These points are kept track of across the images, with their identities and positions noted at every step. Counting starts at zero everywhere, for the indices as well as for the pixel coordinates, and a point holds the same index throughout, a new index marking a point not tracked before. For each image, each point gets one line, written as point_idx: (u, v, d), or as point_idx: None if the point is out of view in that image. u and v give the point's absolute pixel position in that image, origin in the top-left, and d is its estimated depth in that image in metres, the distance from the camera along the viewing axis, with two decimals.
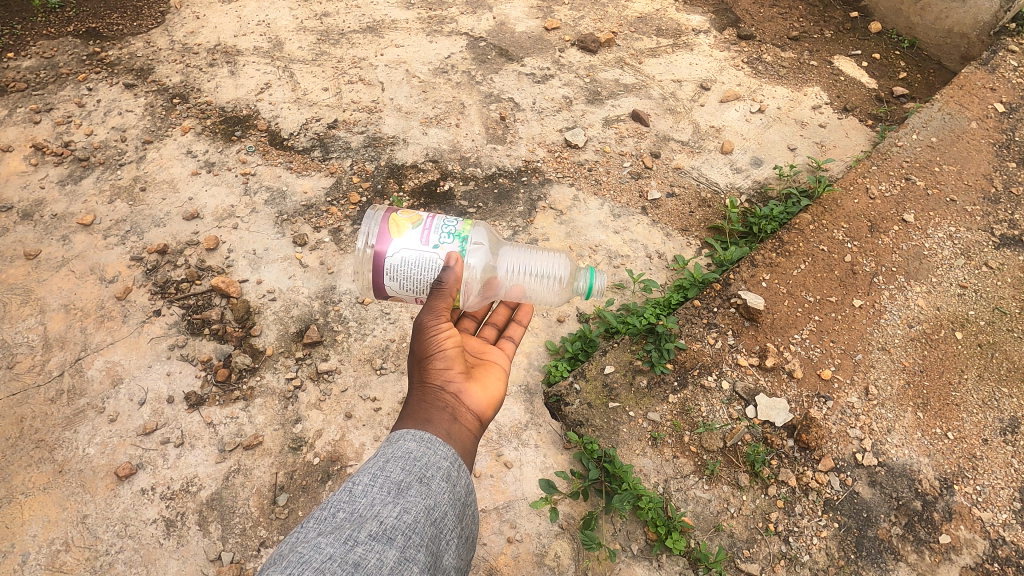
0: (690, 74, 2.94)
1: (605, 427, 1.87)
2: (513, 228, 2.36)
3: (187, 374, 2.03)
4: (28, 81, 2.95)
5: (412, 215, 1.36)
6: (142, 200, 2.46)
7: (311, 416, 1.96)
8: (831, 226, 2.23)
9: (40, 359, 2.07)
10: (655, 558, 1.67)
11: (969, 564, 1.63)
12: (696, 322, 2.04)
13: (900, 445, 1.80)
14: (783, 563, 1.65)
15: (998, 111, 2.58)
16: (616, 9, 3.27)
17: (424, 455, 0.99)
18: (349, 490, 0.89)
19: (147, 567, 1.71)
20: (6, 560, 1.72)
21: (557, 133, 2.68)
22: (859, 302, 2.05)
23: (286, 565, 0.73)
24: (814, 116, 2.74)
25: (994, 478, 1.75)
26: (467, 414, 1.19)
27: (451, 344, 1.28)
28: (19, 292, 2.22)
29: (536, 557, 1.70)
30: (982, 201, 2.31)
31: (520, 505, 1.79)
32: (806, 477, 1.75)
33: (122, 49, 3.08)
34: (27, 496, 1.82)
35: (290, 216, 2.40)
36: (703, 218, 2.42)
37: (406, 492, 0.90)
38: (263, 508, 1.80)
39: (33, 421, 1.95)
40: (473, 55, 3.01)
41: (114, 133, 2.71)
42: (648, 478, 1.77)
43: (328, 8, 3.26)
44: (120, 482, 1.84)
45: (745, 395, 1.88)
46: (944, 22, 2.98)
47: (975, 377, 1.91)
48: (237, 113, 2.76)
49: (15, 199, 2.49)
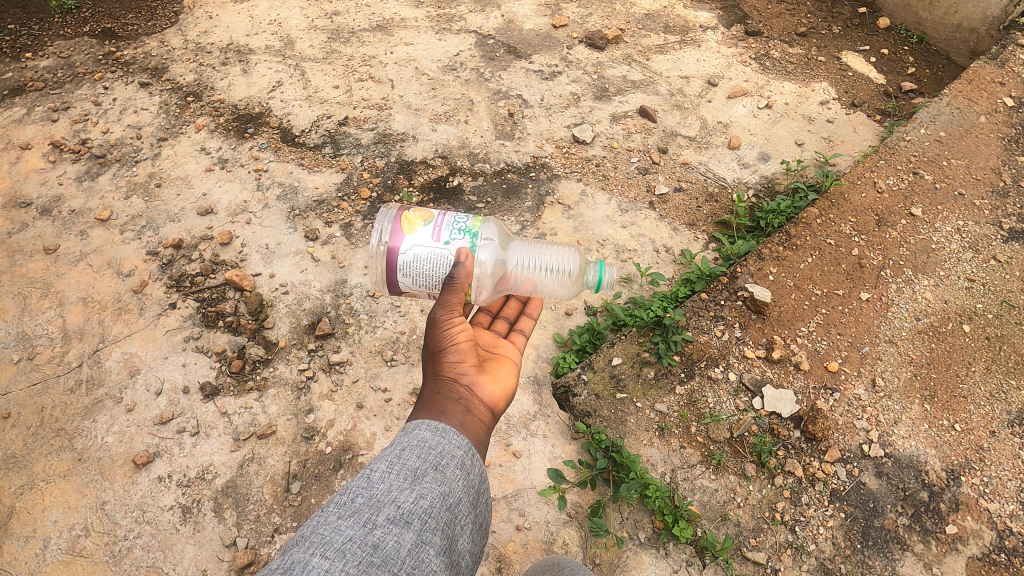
0: (698, 70, 2.95)
1: (613, 418, 1.90)
2: (521, 223, 2.39)
3: (203, 365, 2.07)
4: (45, 80, 3.00)
5: (423, 213, 1.39)
6: (157, 196, 2.51)
7: (323, 406, 2.00)
8: (839, 220, 2.24)
9: (60, 350, 2.12)
10: (661, 547, 1.69)
11: (975, 554, 1.64)
12: (703, 315, 2.06)
13: (906, 437, 1.80)
14: (789, 552, 1.67)
15: (1007, 105, 2.57)
16: (624, 6, 3.29)
17: (439, 444, 1.01)
18: (367, 475, 0.91)
19: (164, 552, 1.75)
20: (29, 545, 1.77)
21: (565, 129, 2.71)
22: (866, 295, 2.06)
23: (308, 546, 0.76)
24: (822, 112, 2.75)
25: (1001, 470, 1.75)
26: (480, 406, 1.21)
27: (463, 338, 1.30)
28: (39, 286, 2.27)
29: (544, 545, 1.73)
30: (991, 195, 2.31)
31: (529, 494, 1.82)
32: (812, 468, 1.77)
33: (137, 48, 3.14)
34: (48, 483, 1.86)
35: (302, 211, 2.44)
36: (710, 212, 2.43)
37: (423, 479, 0.92)
38: (276, 496, 1.84)
39: (53, 411, 2.00)
40: (482, 52, 3.04)
41: (130, 131, 2.76)
42: (655, 468, 1.80)
43: (338, 7, 3.30)
44: (138, 470, 1.88)
45: (752, 387, 1.90)
46: (953, 17, 2.99)
47: (983, 370, 1.91)
48: (249, 111, 2.81)
49: (34, 196, 2.54)
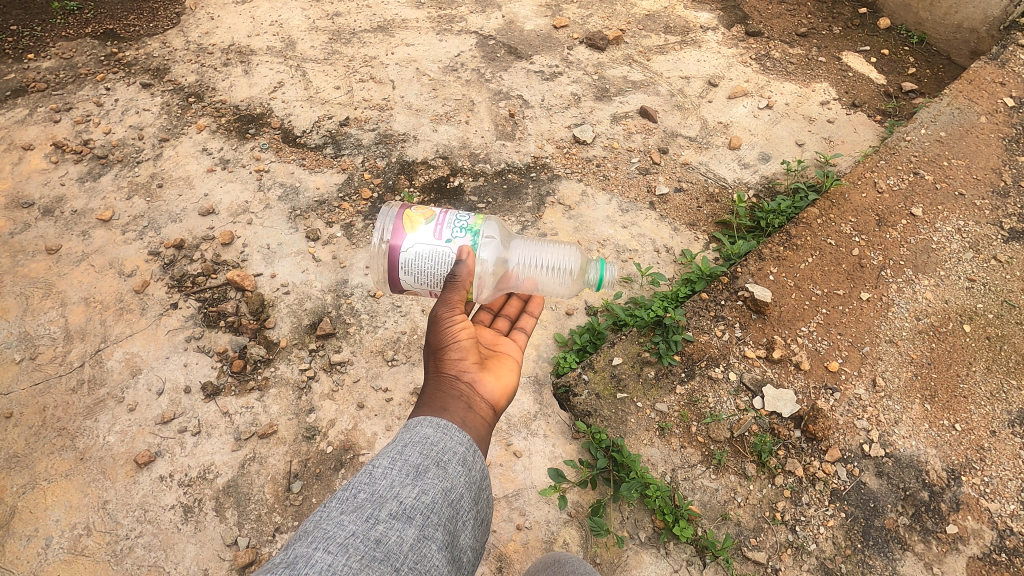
0: (698, 71, 2.95)
1: (613, 417, 1.90)
2: (522, 223, 2.40)
3: (204, 364, 2.08)
4: (48, 81, 3.02)
5: (425, 212, 1.40)
6: (159, 197, 2.52)
7: (324, 406, 2.00)
8: (839, 220, 2.25)
9: (62, 350, 2.13)
10: (662, 546, 1.69)
11: (976, 554, 1.64)
12: (704, 314, 2.06)
13: (906, 436, 1.80)
14: (790, 552, 1.67)
15: (1008, 105, 2.57)
16: (625, 7, 3.30)
17: (441, 440, 1.01)
18: (369, 472, 0.92)
19: (166, 552, 1.76)
20: (30, 544, 1.77)
21: (566, 129, 2.71)
22: (866, 295, 2.06)
23: (311, 540, 0.77)
24: (822, 112, 2.75)
25: (1002, 470, 1.75)
26: (482, 403, 1.22)
27: (465, 335, 1.30)
28: (41, 286, 2.28)
29: (545, 544, 1.73)
30: (991, 194, 2.31)
31: (530, 493, 1.82)
32: (813, 468, 1.77)
33: (139, 49, 3.15)
34: (50, 482, 1.87)
35: (303, 211, 2.44)
36: (711, 212, 2.44)
37: (425, 475, 0.93)
38: (277, 495, 1.84)
39: (55, 410, 2.00)
40: (482, 53, 3.04)
41: (132, 132, 2.77)
42: (656, 468, 1.80)
43: (340, 8, 3.31)
44: (140, 469, 1.89)
45: (753, 387, 1.90)
46: (953, 17, 2.99)
47: (983, 370, 1.91)
48: (250, 111, 2.82)
49: (36, 196, 2.55)
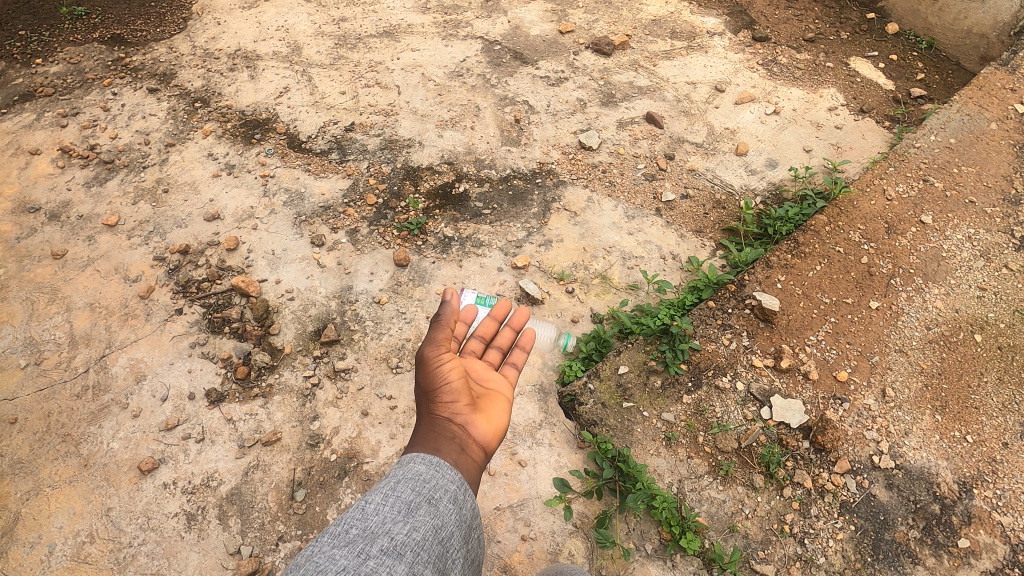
0: (705, 76, 2.94)
1: (619, 427, 1.88)
2: (527, 229, 2.38)
3: (208, 370, 2.08)
4: (55, 85, 3.03)
5: None
6: (165, 202, 2.52)
7: (328, 413, 1.99)
8: (848, 227, 2.22)
9: (66, 355, 2.13)
10: (669, 558, 1.67)
11: (989, 568, 1.61)
12: (711, 323, 2.05)
13: (917, 448, 1.78)
14: (798, 565, 1.65)
15: (1018, 111, 2.54)
16: (631, 12, 3.29)
17: (432, 477, 1.00)
18: (362, 508, 0.91)
19: (168, 559, 1.75)
20: (33, 551, 1.76)
21: (572, 135, 2.70)
22: (875, 303, 2.03)
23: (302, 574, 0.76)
24: (830, 117, 2.73)
25: (1015, 482, 1.72)
26: (475, 445, 1.17)
27: (456, 375, 1.25)
28: (46, 291, 2.28)
29: (550, 555, 1.71)
30: (1002, 202, 2.28)
31: (535, 503, 1.80)
32: (822, 479, 1.75)
33: (145, 54, 3.16)
34: (54, 488, 1.87)
35: (308, 217, 2.44)
36: (717, 219, 2.42)
37: (416, 512, 0.91)
38: (281, 504, 1.83)
39: (59, 416, 2.00)
40: (488, 58, 3.04)
41: (138, 136, 2.78)
42: (662, 478, 1.78)
43: (345, 13, 3.31)
44: (143, 476, 1.88)
45: (760, 397, 1.88)
46: (963, 22, 2.97)
47: (995, 380, 1.89)
48: (256, 116, 2.82)
49: (43, 201, 2.56)
